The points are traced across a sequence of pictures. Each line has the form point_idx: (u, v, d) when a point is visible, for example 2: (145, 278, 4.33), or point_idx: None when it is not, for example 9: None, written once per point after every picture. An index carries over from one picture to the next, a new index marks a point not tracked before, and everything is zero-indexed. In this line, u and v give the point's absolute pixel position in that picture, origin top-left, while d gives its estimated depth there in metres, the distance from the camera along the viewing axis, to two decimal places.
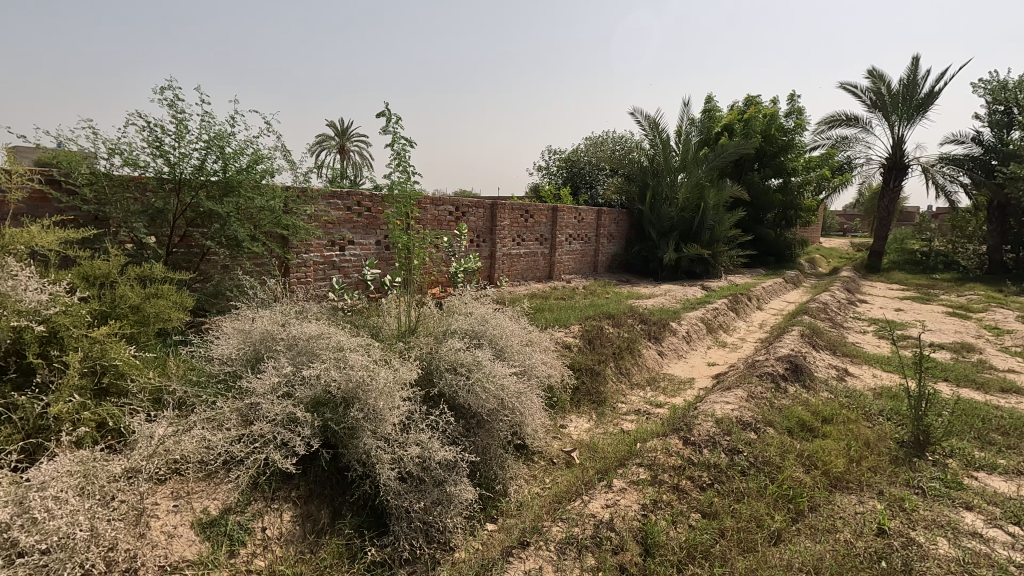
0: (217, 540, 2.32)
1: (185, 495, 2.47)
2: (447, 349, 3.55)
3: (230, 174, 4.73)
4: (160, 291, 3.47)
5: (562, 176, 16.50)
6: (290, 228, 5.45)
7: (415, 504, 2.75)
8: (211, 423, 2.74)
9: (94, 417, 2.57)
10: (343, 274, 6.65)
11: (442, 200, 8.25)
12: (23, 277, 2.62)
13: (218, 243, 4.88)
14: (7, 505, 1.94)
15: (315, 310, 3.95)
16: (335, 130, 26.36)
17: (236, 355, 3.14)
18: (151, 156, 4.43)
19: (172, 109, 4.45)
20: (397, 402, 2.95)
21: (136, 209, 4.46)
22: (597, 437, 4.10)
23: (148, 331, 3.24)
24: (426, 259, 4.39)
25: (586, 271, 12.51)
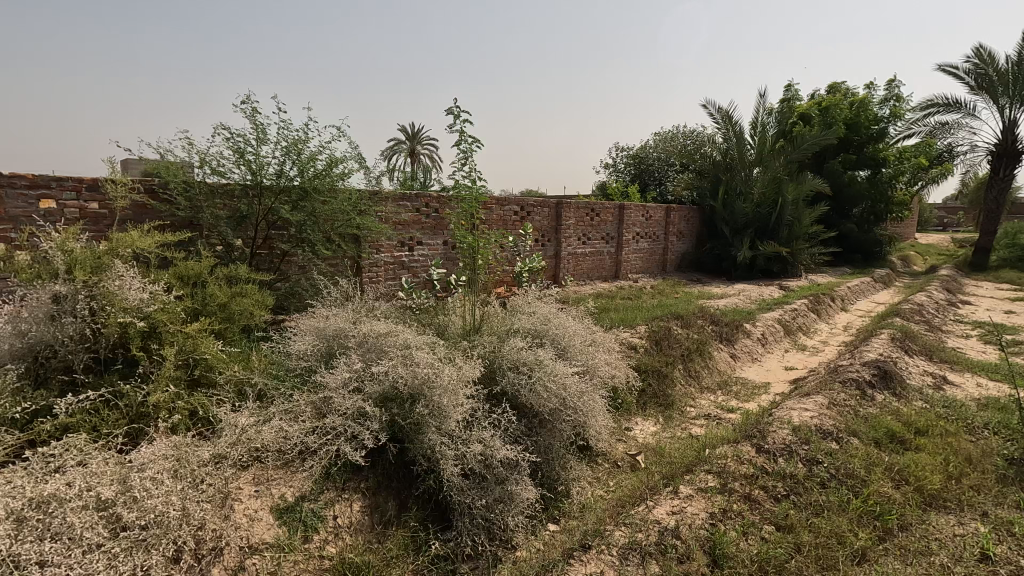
0: (293, 525, 2.46)
1: (265, 481, 2.63)
2: (510, 349, 3.56)
3: (306, 178, 5.01)
4: (245, 290, 3.71)
5: (630, 173, 16.18)
6: (362, 229, 5.69)
7: (478, 501, 2.78)
8: (288, 414, 2.92)
9: (188, 405, 2.79)
10: (412, 274, 6.85)
11: (508, 200, 8.32)
12: (128, 277, 2.88)
13: (296, 245, 5.18)
14: (113, 483, 2.16)
15: (384, 308, 4.10)
16: (405, 134, 27.09)
17: (311, 351, 3.32)
18: (236, 164, 4.76)
19: (253, 119, 4.77)
20: (461, 399, 2.98)
21: (225, 214, 4.80)
22: (664, 441, 3.99)
23: (233, 328, 3.47)
24: (490, 258, 4.44)
25: (654, 271, 12.17)
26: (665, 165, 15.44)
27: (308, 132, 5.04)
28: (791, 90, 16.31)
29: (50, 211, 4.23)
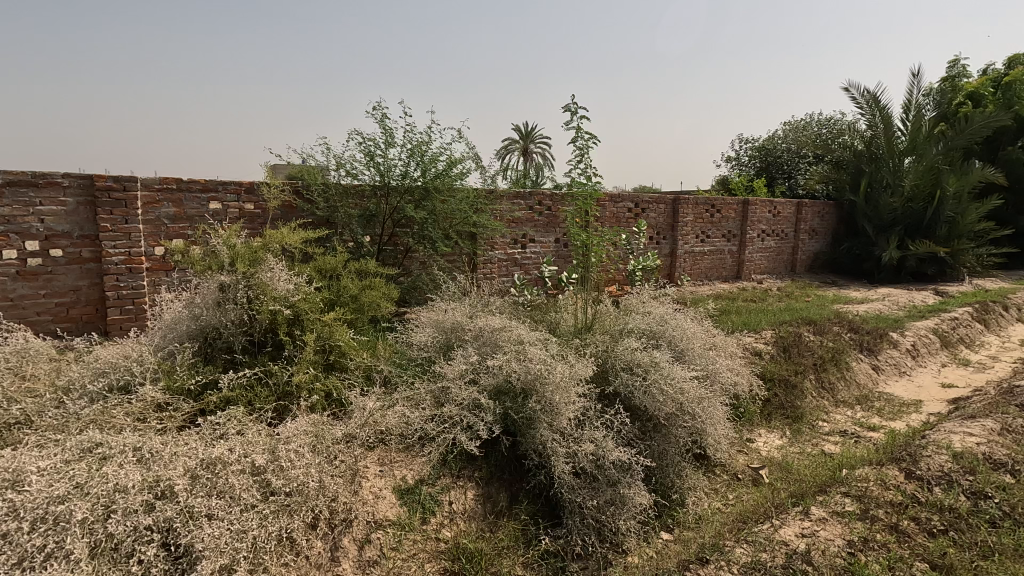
0: (413, 506, 2.62)
1: (389, 462, 2.81)
2: (624, 349, 3.48)
3: (428, 178, 5.27)
4: (374, 283, 3.99)
5: (755, 166, 15.09)
6: (479, 226, 5.88)
7: (588, 501, 2.75)
8: (410, 401, 3.10)
9: (324, 387, 3.06)
10: (524, 271, 6.94)
11: (622, 196, 8.14)
12: (278, 270, 3.22)
13: (418, 242, 5.49)
14: (264, 451, 2.43)
15: (499, 304, 4.20)
16: (519, 133, 27.57)
17: (431, 343, 3.50)
18: (367, 166, 5.14)
19: (383, 124, 5.12)
20: (573, 397, 2.97)
21: (357, 212, 5.21)
22: (792, 456, 3.68)
23: (363, 318, 3.74)
24: (604, 256, 4.37)
25: (781, 271, 11.25)
26: (796, 157, 14.17)
27: (431, 135, 5.31)
28: (956, 67, 14.21)
29: (216, 211, 4.86)
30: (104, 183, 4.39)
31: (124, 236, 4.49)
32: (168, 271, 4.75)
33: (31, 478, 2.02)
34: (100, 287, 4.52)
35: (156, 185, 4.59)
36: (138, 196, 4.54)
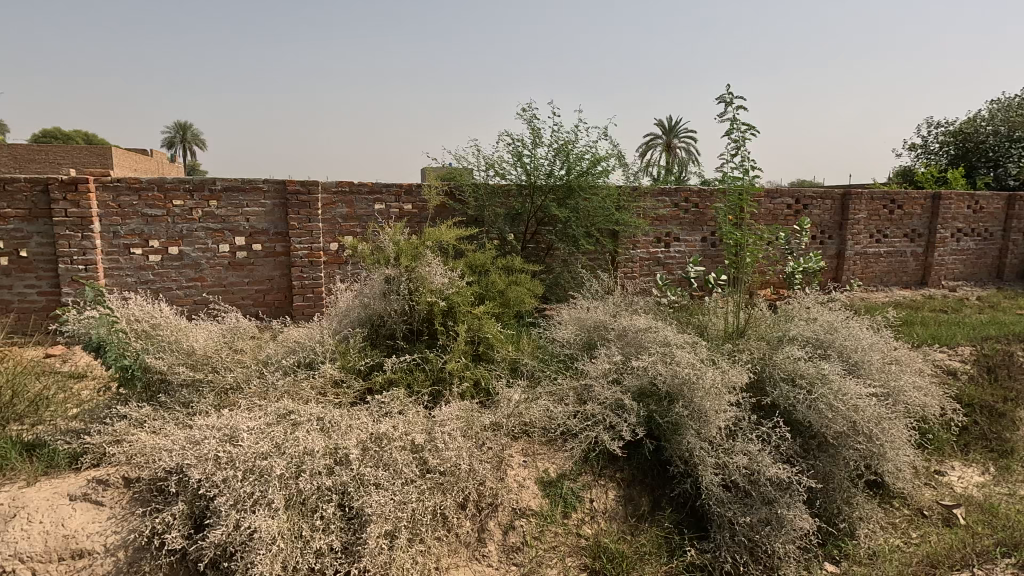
0: (555, 499, 2.66)
1: (532, 454, 2.88)
2: (784, 358, 3.19)
3: (572, 176, 5.30)
4: (520, 279, 4.09)
5: (948, 154, 12.90)
6: (621, 225, 5.79)
7: (740, 517, 2.58)
8: (553, 396, 3.15)
9: (473, 376, 3.23)
10: (667, 271, 6.65)
11: (780, 191, 7.46)
12: (435, 265, 3.46)
13: (561, 240, 5.56)
14: (422, 431, 2.63)
15: (643, 304, 4.10)
16: (662, 128, 26.58)
17: (573, 340, 3.54)
18: (514, 166, 5.32)
19: (530, 125, 5.27)
20: (726, 405, 2.78)
21: (503, 211, 5.43)
22: (997, 497, 3.09)
23: (509, 312, 3.85)
24: (761, 257, 4.05)
25: (982, 278, 9.49)
26: (1005, 142, 11.82)
27: (576, 133, 5.33)
28: None
29: (381, 211, 5.36)
30: (294, 187, 5.07)
31: (307, 233, 5.16)
32: (340, 264, 5.35)
33: (244, 435, 2.40)
34: (288, 277, 5.24)
35: (333, 188, 5.20)
36: (319, 198, 5.18)
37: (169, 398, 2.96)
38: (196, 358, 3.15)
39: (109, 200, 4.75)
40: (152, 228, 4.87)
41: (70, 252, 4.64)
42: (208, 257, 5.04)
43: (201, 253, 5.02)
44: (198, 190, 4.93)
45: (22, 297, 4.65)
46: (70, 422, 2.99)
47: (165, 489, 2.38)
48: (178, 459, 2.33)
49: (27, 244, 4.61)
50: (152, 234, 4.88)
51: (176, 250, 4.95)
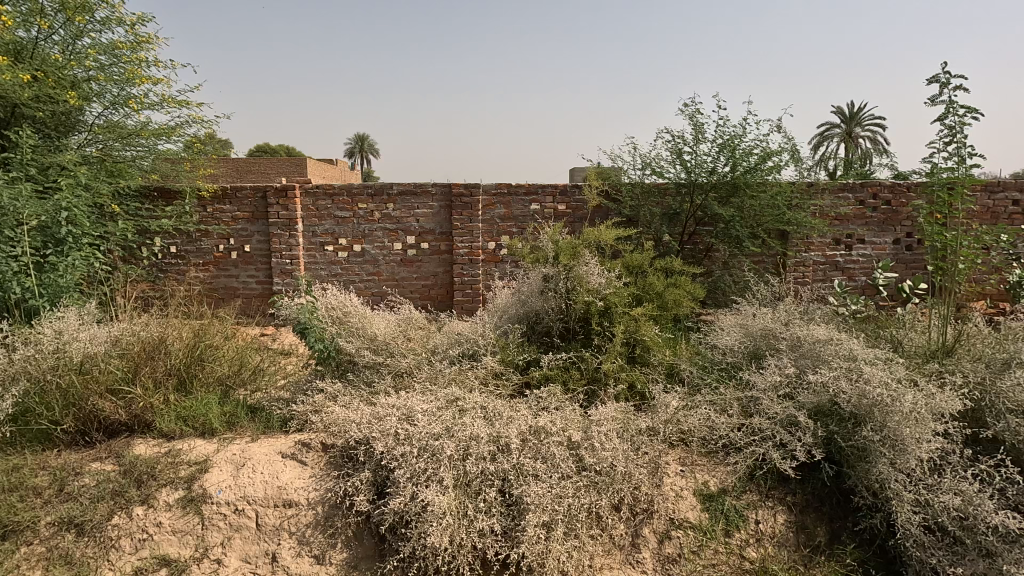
0: (715, 514, 2.54)
1: (690, 464, 2.75)
2: (1012, 385, 2.65)
3: (738, 173, 4.94)
4: (679, 282, 3.92)
5: None
6: (792, 225, 5.29)
7: (947, 567, 2.20)
8: (714, 405, 2.97)
9: (629, 378, 3.17)
10: (848, 277, 5.87)
11: (1003, 184, 6.20)
12: (592, 265, 3.47)
13: (722, 241, 5.24)
14: (579, 429, 2.66)
15: (820, 313, 3.69)
16: (842, 116, 23.61)
17: (738, 348, 3.31)
18: (673, 164, 5.13)
19: (693, 120, 5.03)
20: (931, 435, 2.38)
21: (659, 211, 5.27)
22: None
23: (666, 315, 3.67)
24: (977, 263, 3.42)
25: None
26: None
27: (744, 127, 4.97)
28: None
29: (537, 211, 5.51)
30: (458, 190, 5.45)
31: (468, 233, 5.50)
32: (497, 262, 5.61)
33: (419, 415, 2.64)
34: (450, 274, 5.63)
35: (493, 190, 5.48)
36: (480, 199, 5.49)
37: (354, 378, 3.36)
38: (376, 344, 3.53)
39: (310, 204, 5.53)
40: (341, 228, 5.57)
41: (281, 248, 5.49)
42: (384, 254, 5.62)
43: (379, 250, 5.61)
44: (378, 193, 5.52)
45: (245, 285, 5.61)
46: (280, 391, 3.54)
47: (354, 457, 2.72)
48: (365, 431, 2.64)
49: (250, 241, 5.55)
50: (341, 233, 5.58)
51: (359, 248, 5.60)
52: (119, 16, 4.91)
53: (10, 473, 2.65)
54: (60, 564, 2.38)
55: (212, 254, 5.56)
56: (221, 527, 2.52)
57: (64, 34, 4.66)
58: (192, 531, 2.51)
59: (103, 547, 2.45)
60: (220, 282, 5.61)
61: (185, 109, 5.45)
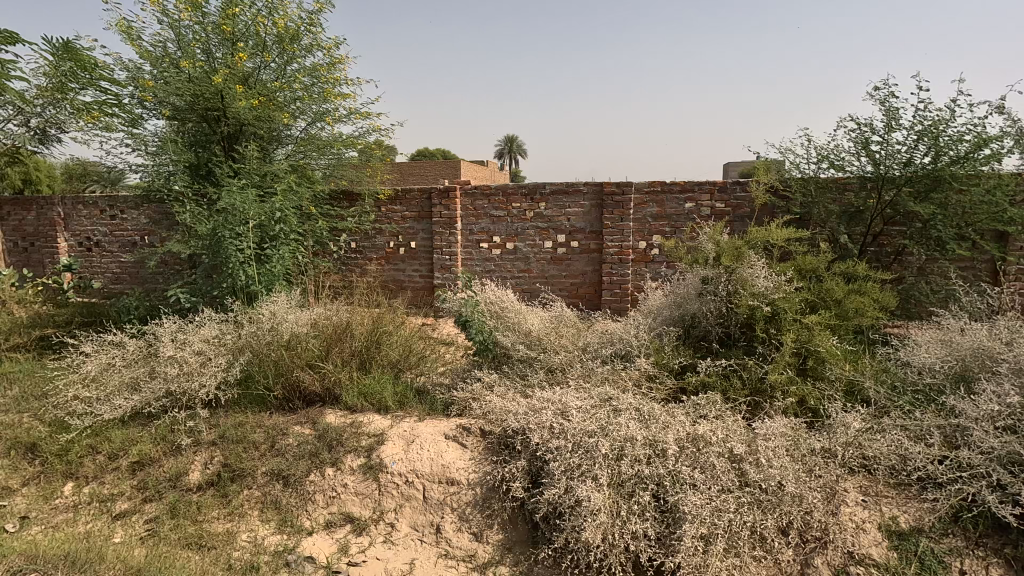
0: (907, 556, 2.23)
1: (874, 495, 2.46)
2: None
3: (942, 165, 4.24)
4: (864, 288, 3.47)
5: None
6: (1016, 224, 4.40)
7: None
8: (907, 432, 2.59)
9: (799, 392, 2.88)
10: None
11: None
12: (759, 266, 3.22)
13: (918, 243, 4.54)
14: (742, 442, 2.49)
15: None
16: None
17: (940, 368, 2.84)
18: (857, 156, 4.57)
19: (884, 105, 4.42)
20: None
21: (838, 209, 4.73)
22: None
23: (846, 326, 3.28)
24: None
25: None
26: None
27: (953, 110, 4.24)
28: None
29: (693, 210, 5.27)
30: (610, 189, 5.41)
31: (619, 232, 5.43)
32: (648, 262, 5.46)
33: (574, 411, 2.70)
34: (599, 273, 5.63)
35: (646, 189, 5.35)
36: (632, 198, 5.39)
37: (509, 370, 3.53)
38: (530, 339, 3.65)
39: (469, 204, 5.90)
40: (496, 226, 5.85)
41: (442, 245, 5.93)
42: (536, 252, 5.79)
43: (530, 248, 5.80)
44: (532, 193, 5.70)
45: (411, 278, 6.16)
46: (442, 377, 3.84)
47: (510, 445, 2.86)
48: (522, 422, 2.76)
49: (416, 238, 6.08)
50: (496, 232, 5.86)
51: (512, 246, 5.84)
52: (320, 42, 5.68)
53: (236, 428, 3.22)
54: (271, 508, 2.84)
55: (384, 249, 6.19)
56: (394, 495, 2.81)
57: (279, 62, 5.52)
58: (371, 494, 2.84)
59: (303, 498, 2.87)
60: (390, 275, 6.22)
61: (367, 121, 6.13)
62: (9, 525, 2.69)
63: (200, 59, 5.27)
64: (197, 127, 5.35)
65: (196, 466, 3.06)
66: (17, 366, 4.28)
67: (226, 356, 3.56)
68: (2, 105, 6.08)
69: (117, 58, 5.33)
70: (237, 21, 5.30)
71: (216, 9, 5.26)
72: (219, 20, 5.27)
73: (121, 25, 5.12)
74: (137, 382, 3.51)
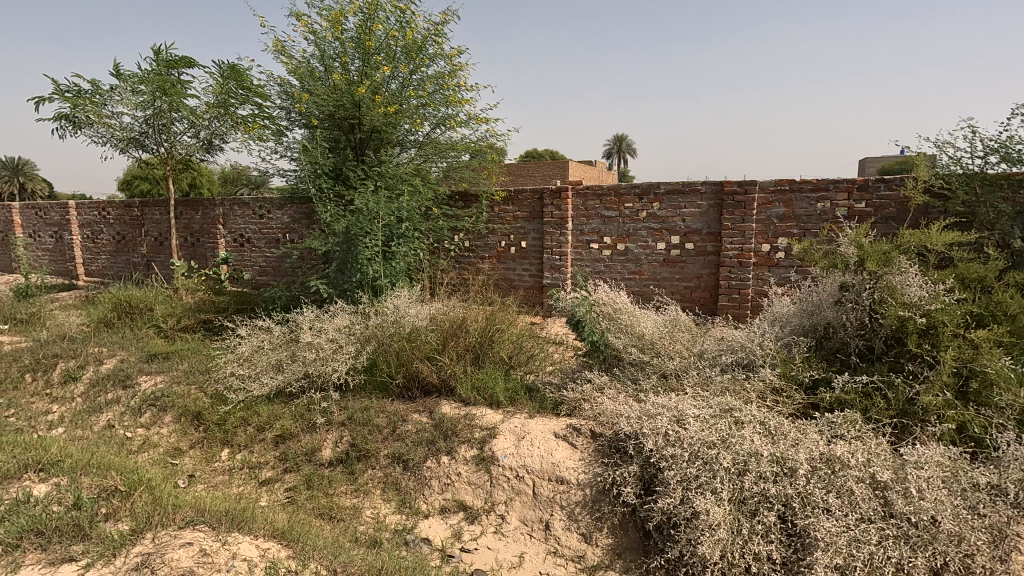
0: None
1: None
2: None
3: None
4: None
5: None
6: None
7: None
8: None
9: (958, 418, 2.50)
10: None
11: None
12: (910, 273, 2.88)
13: None
14: (887, 468, 2.25)
15: None
16: None
17: None
18: None
19: None
20: None
21: (1011, 209, 4.08)
22: None
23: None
24: None
25: None
26: None
27: None
28: None
29: (826, 210, 4.82)
30: (731, 187, 5.12)
31: (740, 233, 5.12)
32: (772, 266, 5.08)
33: (691, 420, 2.59)
34: (716, 276, 5.34)
35: (772, 187, 4.99)
36: (756, 198, 5.06)
37: (620, 373, 3.47)
38: (643, 342, 3.57)
39: (580, 204, 5.88)
40: (608, 227, 5.78)
41: (552, 245, 5.97)
42: (648, 254, 5.63)
43: (642, 250, 5.65)
44: (646, 193, 5.55)
45: (521, 277, 6.28)
46: (551, 376, 3.87)
47: (621, 449, 2.81)
48: (635, 426, 2.70)
49: (527, 238, 6.18)
50: (607, 232, 5.79)
51: (623, 247, 5.73)
52: (444, 51, 5.98)
53: (363, 411, 3.48)
54: (392, 489, 3.04)
55: (496, 248, 6.35)
56: (505, 488, 2.88)
57: (407, 71, 5.89)
58: (483, 485, 2.94)
59: (420, 482, 3.03)
60: (501, 274, 6.38)
61: (485, 125, 6.35)
62: (181, 481, 3.12)
63: (340, 72, 5.76)
64: (335, 135, 5.86)
65: (327, 443, 3.35)
66: (187, 344, 4.97)
67: (355, 345, 3.89)
68: (180, 120, 7.08)
69: (271, 75, 5.98)
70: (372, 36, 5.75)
71: (353, 25, 5.73)
72: (356, 35, 5.73)
73: (276, 45, 5.74)
74: (280, 364, 3.92)
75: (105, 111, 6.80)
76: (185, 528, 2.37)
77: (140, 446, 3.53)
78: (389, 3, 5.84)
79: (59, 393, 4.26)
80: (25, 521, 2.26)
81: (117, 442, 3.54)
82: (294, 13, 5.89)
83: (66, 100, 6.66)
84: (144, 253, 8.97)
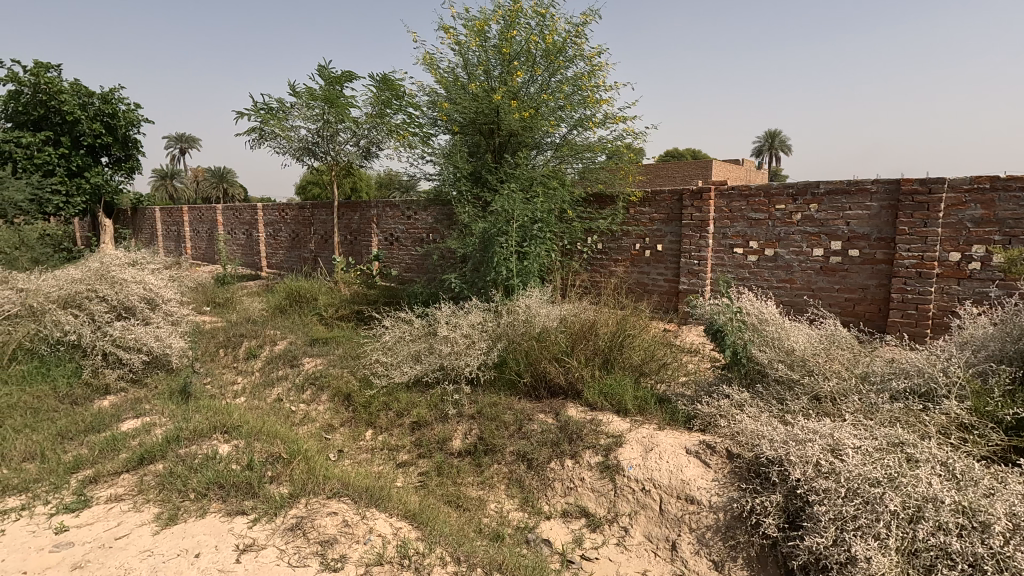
0: None
1: None
2: None
3: None
4: None
5: None
6: None
7: None
8: None
9: None
10: None
11: None
12: None
13: None
14: None
15: None
16: None
17: None
18: None
19: None
20: None
21: None
22: None
23: None
24: None
25: None
26: None
27: None
28: None
29: None
30: (911, 186, 4.42)
31: (920, 239, 4.40)
32: (963, 279, 4.29)
33: (850, 451, 2.27)
34: (887, 288, 4.66)
35: (966, 186, 4.21)
36: (944, 198, 4.31)
37: (763, 391, 3.16)
38: (792, 358, 3.21)
39: (724, 205, 5.49)
40: (755, 230, 5.34)
41: (690, 249, 5.65)
42: (802, 260, 5.09)
43: (796, 255, 5.12)
44: (802, 193, 5.02)
45: (656, 282, 6.02)
46: (684, 388, 3.65)
47: (762, 474, 2.56)
48: (780, 451, 2.44)
49: (663, 241, 5.92)
50: (754, 236, 5.35)
51: (773, 252, 5.25)
52: (583, 52, 5.96)
53: (491, 407, 3.58)
54: (516, 486, 3.08)
55: (631, 252, 6.17)
56: (629, 500, 2.78)
57: (546, 75, 5.98)
58: (606, 494, 2.86)
59: (543, 483, 3.03)
60: (635, 278, 6.18)
61: (623, 125, 6.21)
62: (332, 454, 3.47)
63: (482, 80, 6.01)
64: (476, 139, 6.14)
65: (458, 434, 3.49)
66: (342, 332, 5.52)
67: (487, 342, 4.02)
68: (345, 130, 7.90)
69: (422, 85, 6.43)
70: (513, 42, 5.92)
71: (496, 33, 5.94)
72: (498, 43, 5.94)
73: (426, 57, 6.15)
74: (418, 355, 4.19)
75: (287, 125, 7.80)
76: (332, 499, 2.63)
77: (302, 419, 3.99)
78: (531, 8, 5.97)
79: (243, 367, 4.99)
80: (210, 476, 2.67)
81: (284, 414, 4.03)
82: (442, 27, 6.26)
83: (258, 116, 7.76)
84: (312, 249, 10.17)
